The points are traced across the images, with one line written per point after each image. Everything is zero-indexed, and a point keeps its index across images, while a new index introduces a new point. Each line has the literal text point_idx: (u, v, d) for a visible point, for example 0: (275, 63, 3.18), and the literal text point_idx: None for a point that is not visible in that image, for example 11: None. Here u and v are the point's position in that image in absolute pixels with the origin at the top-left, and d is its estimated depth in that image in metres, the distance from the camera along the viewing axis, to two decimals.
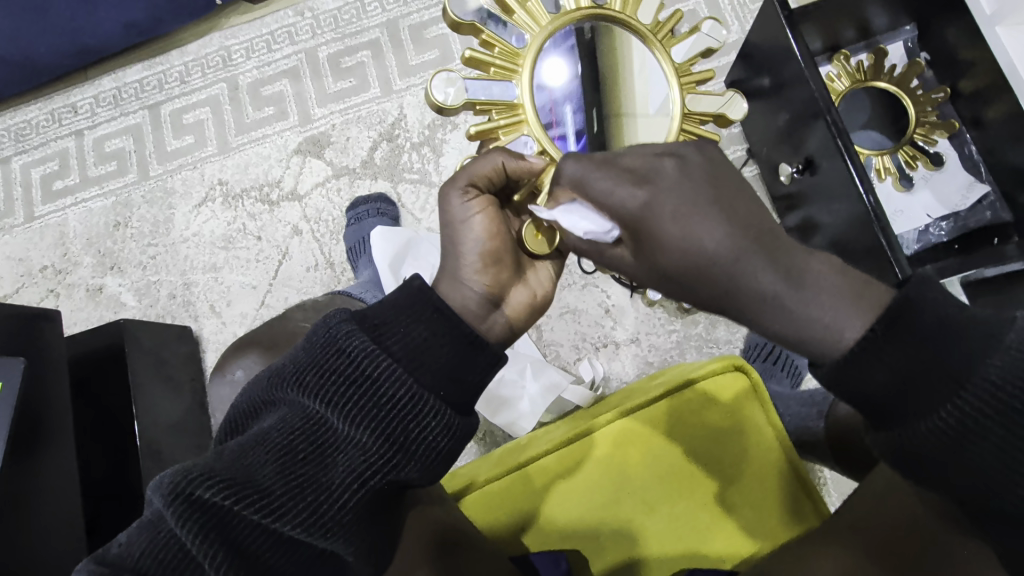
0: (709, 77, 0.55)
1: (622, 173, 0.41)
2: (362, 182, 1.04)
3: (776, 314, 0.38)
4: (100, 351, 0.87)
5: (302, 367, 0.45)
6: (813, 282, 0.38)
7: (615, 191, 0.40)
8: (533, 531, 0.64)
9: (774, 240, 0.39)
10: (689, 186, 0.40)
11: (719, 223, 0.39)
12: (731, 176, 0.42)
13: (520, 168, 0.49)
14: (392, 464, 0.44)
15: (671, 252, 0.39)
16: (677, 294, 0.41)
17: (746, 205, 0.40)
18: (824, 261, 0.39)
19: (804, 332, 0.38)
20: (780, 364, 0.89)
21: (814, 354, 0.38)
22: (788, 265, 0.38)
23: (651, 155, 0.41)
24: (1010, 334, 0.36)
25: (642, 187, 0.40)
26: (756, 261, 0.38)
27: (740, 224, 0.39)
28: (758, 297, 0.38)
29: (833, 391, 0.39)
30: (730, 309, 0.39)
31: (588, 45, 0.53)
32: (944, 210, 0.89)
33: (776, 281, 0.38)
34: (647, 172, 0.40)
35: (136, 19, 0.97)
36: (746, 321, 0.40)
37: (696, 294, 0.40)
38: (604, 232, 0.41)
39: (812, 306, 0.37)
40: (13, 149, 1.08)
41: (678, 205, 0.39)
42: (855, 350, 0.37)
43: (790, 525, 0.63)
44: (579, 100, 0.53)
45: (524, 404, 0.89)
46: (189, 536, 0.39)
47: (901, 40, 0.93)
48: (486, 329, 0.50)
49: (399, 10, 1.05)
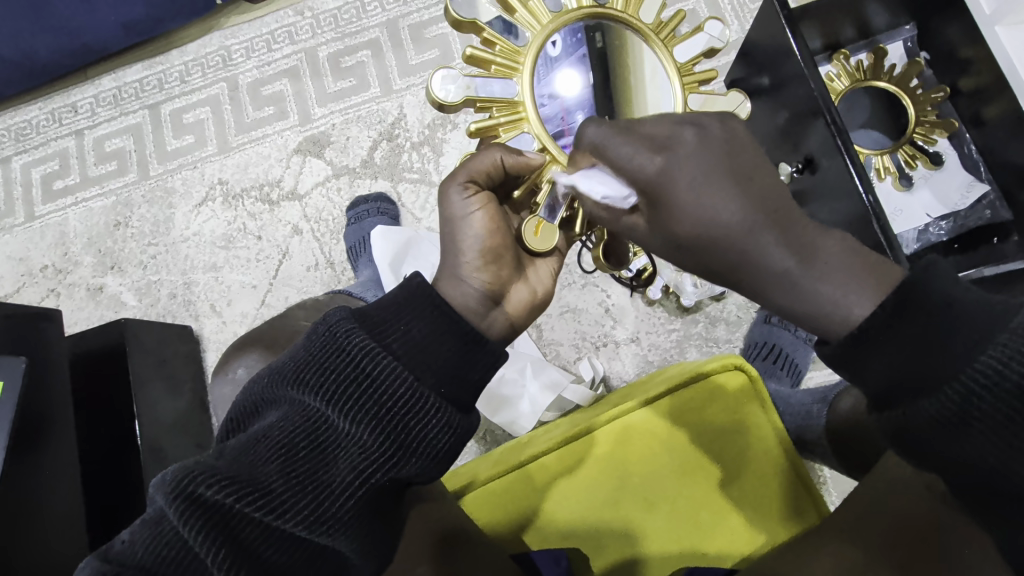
0: (712, 76, 0.55)
1: (643, 140, 0.40)
2: (362, 182, 1.04)
3: (785, 290, 0.40)
4: (101, 349, 0.88)
5: (303, 366, 0.45)
6: (825, 258, 0.39)
7: (636, 158, 0.40)
8: (533, 530, 0.64)
9: (789, 214, 0.40)
10: (707, 158, 0.40)
11: (735, 195, 0.40)
12: (750, 148, 0.42)
13: (519, 163, 0.50)
14: (393, 461, 0.44)
15: (685, 223, 0.41)
16: (689, 264, 0.43)
17: (765, 177, 0.41)
18: (838, 240, 0.40)
19: (813, 307, 0.39)
20: (781, 363, 0.89)
21: (820, 328, 0.40)
22: (798, 242, 0.40)
23: (672, 122, 0.41)
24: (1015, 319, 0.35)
25: (661, 154, 0.40)
26: (768, 236, 0.39)
27: (757, 195, 0.40)
28: (769, 272, 0.40)
29: (839, 371, 0.40)
30: (741, 281, 0.41)
31: (599, 52, 0.53)
32: (944, 209, 0.89)
33: (787, 258, 0.39)
34: (667, 140, 0.40)
35: (135, 19, 0.97)
36: (756, 292, 0.41)
37: (707, 265, 0.42)
38: (622, 199, 0.41)
39: (818, 281, 0.39)
40: (14, 149, 1.08)
41: (694, 177, 0.40)
42: (862, 327, 0.38)
43: (789, 522, 0.64)
44: (591, 108, 0.52)
45: (524, 403, 0.89)
46: (190, 535, 0.39)
47: (901, 39, 0.93)
48: (487, 326, 0.50)
49: (399, 10, 1.05)
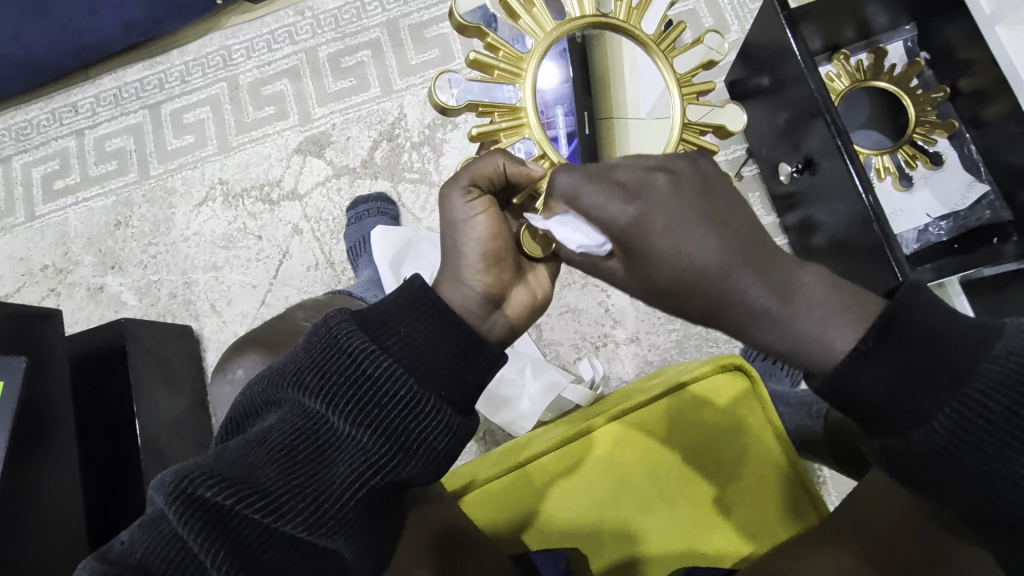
0: (711, 88, 0.55)
1: (615, 188, 0.41)
2: (363, 181, 1.04)
3: (771, 331, 0.39)
4: (100, 349, 0.88)
5: (303, 367, 0.45)
6: (804, 296, 0.39)
7: (609, 206, 0.41)
8: (533, 530, 0.64)
9: (765, 254, 0.40)
10: (680, 202, 0.40)
11: (710, 237, 0.40)
12: (724, 188, 0.42)
13: (519, 173, 0.49)
14: (393, 464, 0.44)
15: (661, 266, 0.40)
16: (669, 308, 0.43)
17: (740, 217, 0.41)
18: (815, 272, 0.40)
19: (801, 345, 0.39)
20: (781, 364, 0.89)
21: (807, 363, 0.39)
22: (779, 282, 0.39)
23: (643, 169, 0.42)
24: (999, 343, 0.36)
25: (633, 202, 0.40)
26: (748, 277, 0.39)
27: (731, 236, 0.40)
28: (750, 312, 0.39)
29: (828, 397, 0.39)
30: (722, 323, 0.41)
31: (579, 48, 0.54)
32: (944, 210, 0.89)
33: (766, 298, 0.39)
34: (639, 187, 0.41)
35: (136, 19, 0.97)
36: (741, 335, 0.41)
37: (688, 307, 0.41)
38: (597, 245, 0.42)
39: (802, 320, 0.39)
40: (14, 149, 1.08)
41: (669, 222, 0.40)
42: (844, 363, 0.37)
43: (790, 523, 0.63)
44: (571, 101, 0.54)
45: (524, 403, 0.89)
46: (189, 535, 0.39)
47: (901, 40, 0.93)
48: (488, 329, 0.50)
49: (399, 10, 1.05)
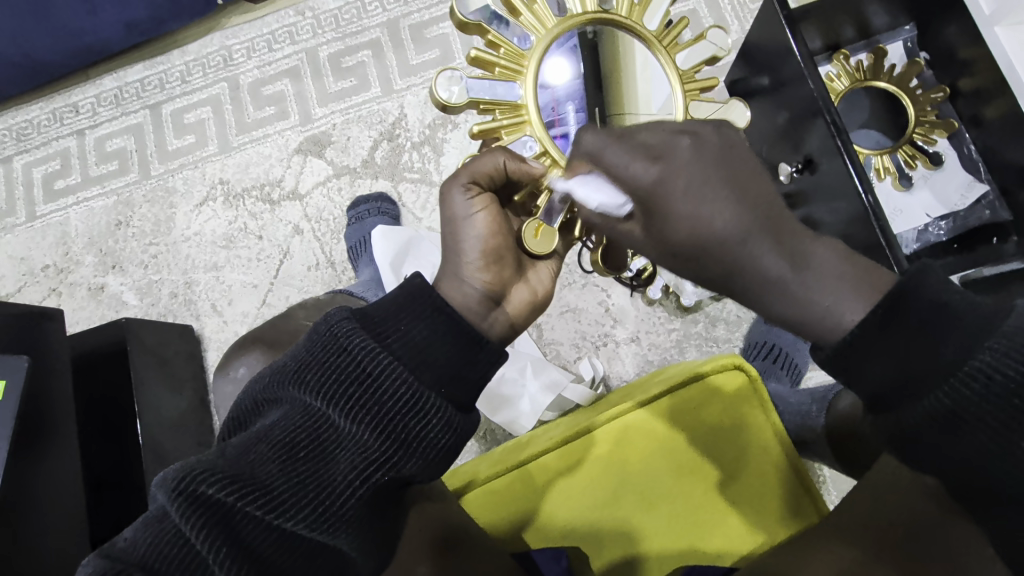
0: (713, 85, 0.56)
1: (639, 148, 0.41)
2: (363, 181, 1.04)
3: (783, 298, 0.40)
4: (102, 349, 0.88)
5: (305, 366, 0.45)
6: (817, 267, 0.40)
7: (632, 165, 0.41)
8: (533, 528, 0.64)
9: (780, 223, 0.41)
10: (703, 166, 0.41)
11: (731, 202, 0.40)
12: (745, 156, 0.43)
13: (520, 170, 0.50)
14: (394, 461, 0.44)
15: (682, 229, 0.41)
16: (685, 270, 0.43)
17: (759, 184, 0.42)
18: (831, 248, 0.41)
19: (806, 315, 0.40)
20: (781, 363, 0.90)
21: (816, 335, 0.40)
22: (793, 249, 0.40)
23: (669, 131, 0.42)
24: (1007, 322, 0.35)
25: (656, 163, 0.41)
26: (763, 244, 0.40)
27: (750, 202, 0.41)
28: (765, 279, 0.40)
29: (837, 378, 0.40)
30: (737, 288, 0.42)
31: (588, 44, 0.54)
32: (944, 209, 0.89)
33: (781, 264, 0.40)
34: (663, 149, 0.41)
35: (136, 19, 0.98)
36: (754, 303, 0.42)
37: (704, 271, 0.42)
38: (617, 206, 0.42)
39: (813, 290, 0.39)
40: (15, 149, 1.09)
41: (691, 184, 0.40)
42: (855, 331, 0.38)
43: (790, 521, 0.64)
44: (580, 99, 0.53)
45: (524, 402, 0.89)
46: (192, 533, 0.40)
47: (901, 39, 0.93)
48: (487, 326, 0.49)
49: (399, 11, 1.05)
